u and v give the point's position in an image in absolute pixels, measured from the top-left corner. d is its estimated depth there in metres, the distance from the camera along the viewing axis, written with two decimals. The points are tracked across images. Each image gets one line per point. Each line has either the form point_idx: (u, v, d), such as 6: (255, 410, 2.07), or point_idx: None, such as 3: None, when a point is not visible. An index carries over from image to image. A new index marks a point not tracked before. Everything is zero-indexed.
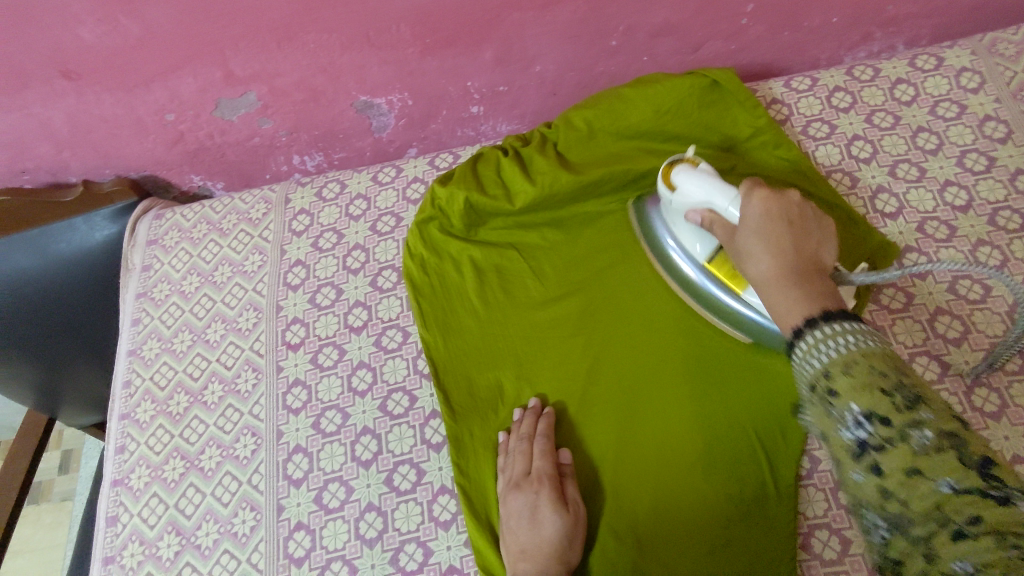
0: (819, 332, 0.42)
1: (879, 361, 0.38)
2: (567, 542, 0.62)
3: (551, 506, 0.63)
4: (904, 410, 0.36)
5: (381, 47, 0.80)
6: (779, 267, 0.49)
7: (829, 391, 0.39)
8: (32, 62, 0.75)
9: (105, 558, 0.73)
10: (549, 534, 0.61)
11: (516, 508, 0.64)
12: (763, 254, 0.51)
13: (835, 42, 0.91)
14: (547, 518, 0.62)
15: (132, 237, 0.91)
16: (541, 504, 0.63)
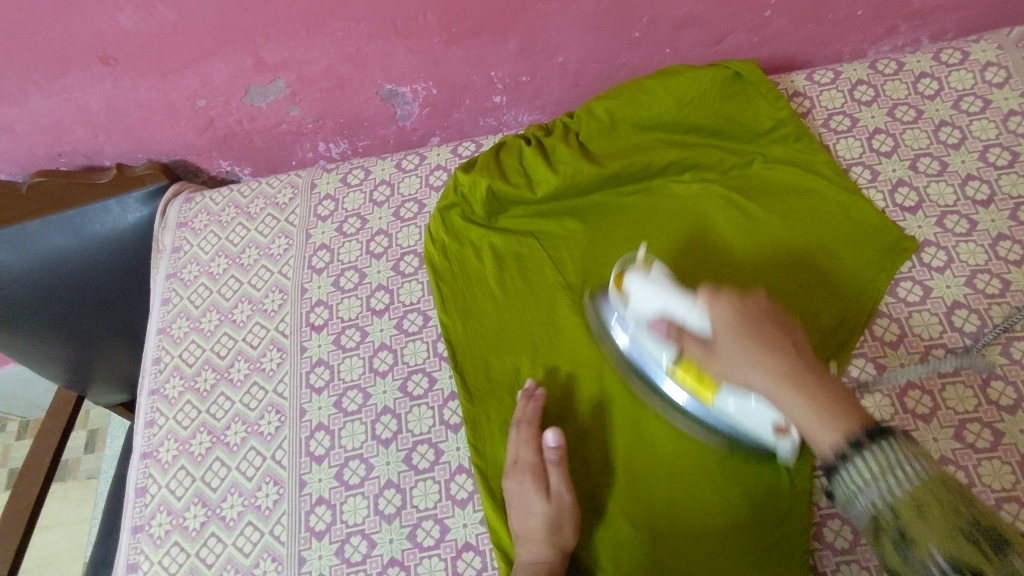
0: (869, 460, 0.43)
1: (939, 492, 0.41)
2: (560, 524, 0.63)
3: (538, 492, 0.64)
4: (984, 543, 0.39)
5: (408, 36, 0.82)
6: (776, 377, 0.47)
7: (905, 540, 0.41)
8: (72, 47, 0.78)
9: (134, 527, 0.75)
10: (542, 519, 0.63)
11: (512, 496, 0.65)
12: (754, 367, 0.48)
13: (859, 36, 0.90)
14: (537, 503, 0.63)
15: (163, 219, 0.94)
16: (528, 491, 0.64)
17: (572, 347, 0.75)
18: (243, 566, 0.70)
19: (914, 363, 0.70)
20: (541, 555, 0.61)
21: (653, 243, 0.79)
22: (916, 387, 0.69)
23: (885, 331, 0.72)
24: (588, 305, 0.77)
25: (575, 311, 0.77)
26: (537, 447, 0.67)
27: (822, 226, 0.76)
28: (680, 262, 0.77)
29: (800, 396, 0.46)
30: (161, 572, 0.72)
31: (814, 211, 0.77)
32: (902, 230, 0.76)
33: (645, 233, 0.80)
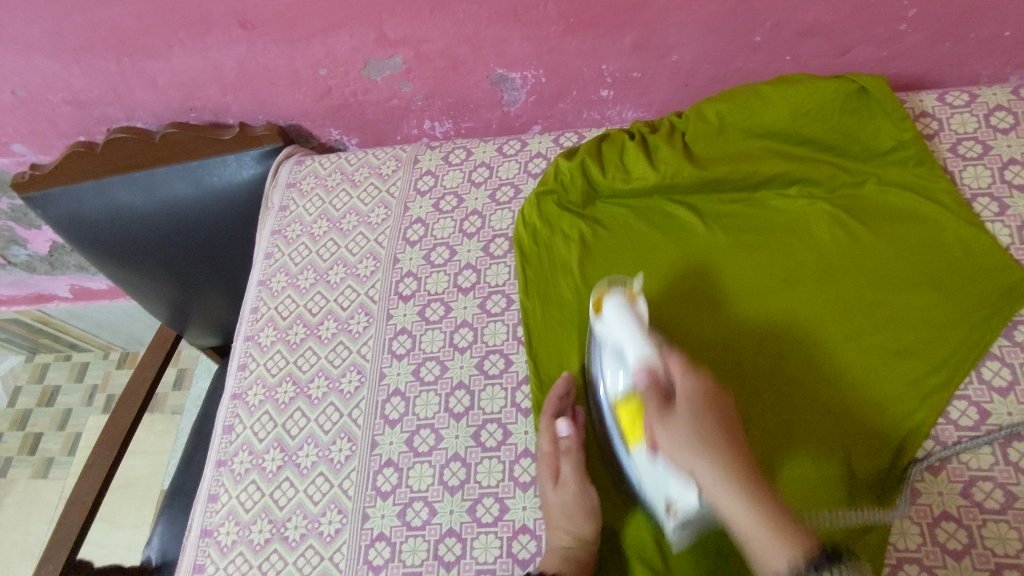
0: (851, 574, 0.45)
1: None
2: (575, 515, 0.64)
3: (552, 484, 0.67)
4: None
5: (526, 23, 0.83)
6: (726, 472, 0.52)
7: None
8: (217, 10, 0.84)
9: (218, 460, 0.80)
10: (558, 507, 0.65)
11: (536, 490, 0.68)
12: (704, 463, 0.53)
13: (1002, 58, 0.84)
14: (552, 493, 0.66)
15: (275, 178, 1.00)
16: (543, 482, 0.67)
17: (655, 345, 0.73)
18: (311, 513, 0.74)
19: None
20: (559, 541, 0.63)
21: (748, 251, 0.77)
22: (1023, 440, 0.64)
23: (995, 375, 0.67)
24: (674, 307, 0.75)
25: (659, 311, 0.75)
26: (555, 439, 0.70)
27: (937, 259, 0.72)
28: (774, 277, 0.75)
29: (744, 492, 0.51)
30: (237, 507, 0.76)
31: (929, 242, 0.73)
32: None
33: (740, 243, 0.78)
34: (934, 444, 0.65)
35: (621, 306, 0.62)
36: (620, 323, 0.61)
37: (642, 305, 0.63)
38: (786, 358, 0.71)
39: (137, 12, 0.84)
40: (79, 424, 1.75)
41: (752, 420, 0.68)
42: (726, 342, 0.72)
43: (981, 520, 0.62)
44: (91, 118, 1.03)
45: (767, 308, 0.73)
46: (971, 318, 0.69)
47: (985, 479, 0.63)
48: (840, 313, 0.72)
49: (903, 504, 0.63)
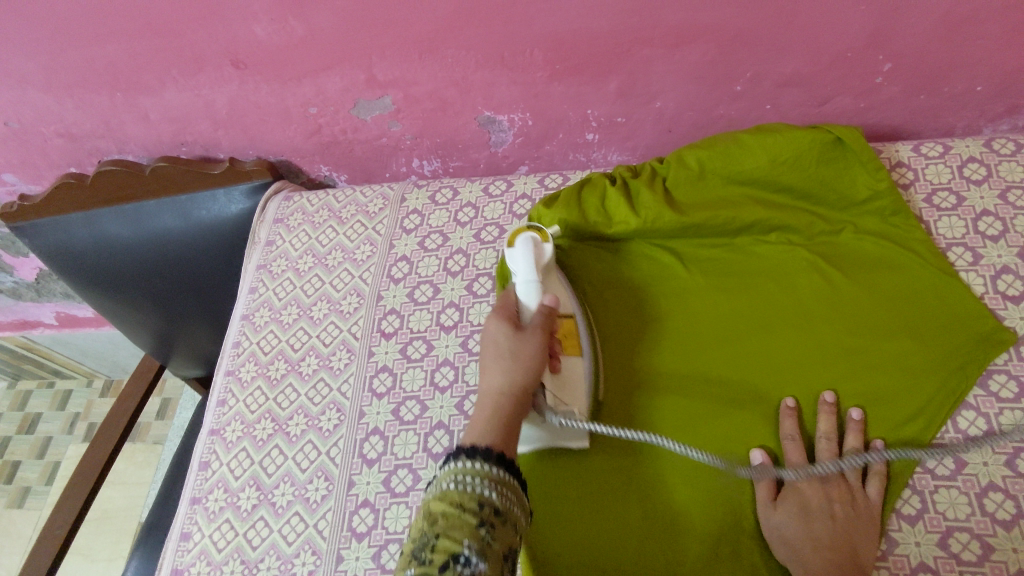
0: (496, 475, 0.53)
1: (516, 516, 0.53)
2: (522, 368, 0.60)
3: (512, 329, 0.63)
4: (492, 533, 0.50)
5: (513, 68, 0.85)
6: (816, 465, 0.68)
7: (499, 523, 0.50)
8: (210, 49, 0.86)
9: (192, 498, 0.79)
10: (508, 355, 0.61)
11: (488, 335, 0.64)
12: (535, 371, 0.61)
13: (975, 112, 0.87)
14: (504, 336, 0.62)
15: (262, 213, 1.00)
16: (491, 356, 0.62)
17: (628, 388, 0.74)
18: (285, 554, 0.73)
19: (1000, 464, 0.66)
20: (496, 386, 0.59)
21: (729, 297, 0.78)
22: (998, 490, 0.65)
23: (971, 425, 0.68)
24: (653, 349, 0.76)
25: (639, 352, 0.76)
26: (508, 307, 0.67)
27: (911, 306, 0.73)
28: (751, 323, 0.76)
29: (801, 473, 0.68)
30: (210, 546, 0.75)
31: (906, 289, 0.74)
32: (1000, 321, 0.72)
33: (719, 288, 0.78)
34: (911, 492, 0.66)
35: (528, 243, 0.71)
36: (523, 253, 0.69)
37: (548, 250, 0.72)
38: (762, 402, 0.72)
39: (131, 49, 0.86)
40: (58, 452, 1.72)
41: (730, 466, 0.70)
42: (703, 388, 0.73)
43: (957, 573, 0.62)
44: (82, 151, 1.04)
45: (745, 353, 0.74)
46: (948, 365, 0.69)
47: (963, 531, 0.64)
48: (815, 360, 0.73)
49: (880, 555, 0.64)
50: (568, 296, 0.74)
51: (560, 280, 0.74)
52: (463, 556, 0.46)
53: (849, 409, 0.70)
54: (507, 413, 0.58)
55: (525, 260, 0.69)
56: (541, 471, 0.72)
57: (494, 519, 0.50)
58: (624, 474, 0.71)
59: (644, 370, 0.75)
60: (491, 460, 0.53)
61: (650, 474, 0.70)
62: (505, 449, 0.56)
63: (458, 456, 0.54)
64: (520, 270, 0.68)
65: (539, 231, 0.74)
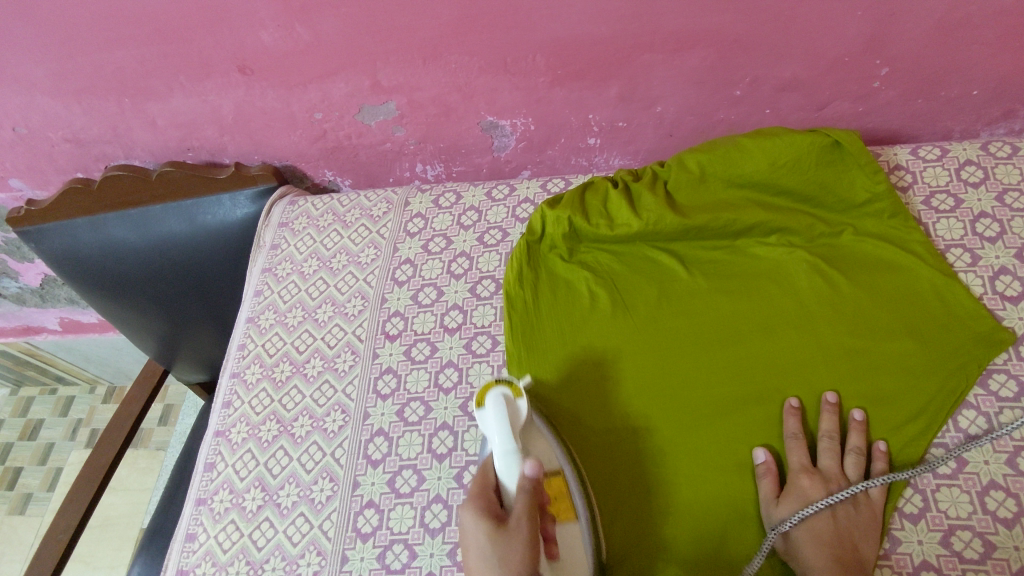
0: None
1: None
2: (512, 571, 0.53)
3: (493, 527, 0.56)
4: None
5: (516, 74, 0.86)
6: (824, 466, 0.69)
7: None
8: (217, 55, 0.87)
9: (198, 499, 0.80)
10: (493, 561, 0.54)
11: (467, 530, 0.57)
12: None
13: (972, 115, 0.88)
14: (485, 535, 0.55)
15: (267, 217, 1.01)
16: (473, 563, 0.55)
17: (629, 390, 0.75)
18: (290, 554, 0.73)
19: (1000, 462, 0.66)
20: None
21: (731, 298, 0.78)
22: (999, 489, 0.65)
23: (971, 423, 0.69)
24: (655, 351, 0.77)
25: (641, 354, 0.77)
26: (488, 490, 0.61)
27: (911, 307, 0.73)
28: (752, 324, 0.76)
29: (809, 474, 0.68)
30: (215, 547, 0.76)
31: (905, 291, 0.74)
32: (998, 321, 0.72)
33: (721, 291, 0.79)
34: (913, 491, 0.67)
35: (502, 406, 0.64)
36: (496, 421, 0.64)
37: (523, 406, 0.65)
38: (764, 402, 0.73)
39: (139, 55, 0.87)
40: (60, 459, 1.73)
41: (731, 464, 0.71)
42: (705, 389, 0.74)
43: (960, 571, 0.63)
44: (89, 156, 1.05)
45: (747, 354, 0.75)
46: (948, 366, 0.70)
47: (965, 529, 0.64)
48: (816, 361, 0.73)
49: (884, 553, 0.65)
50: (554, 452, 0.68)
51: (540, 433, 0.68)
52: None
53: (851, 411, 0.70)
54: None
55: (499, 427, 0.63)
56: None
57: None
58: (626, 474, 0.71)
59: (644, 371, 0.76)
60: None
61: (650, 471, 0.71)
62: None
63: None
64: (496, 438, 0.63)
65: (511, 384, 0.67)
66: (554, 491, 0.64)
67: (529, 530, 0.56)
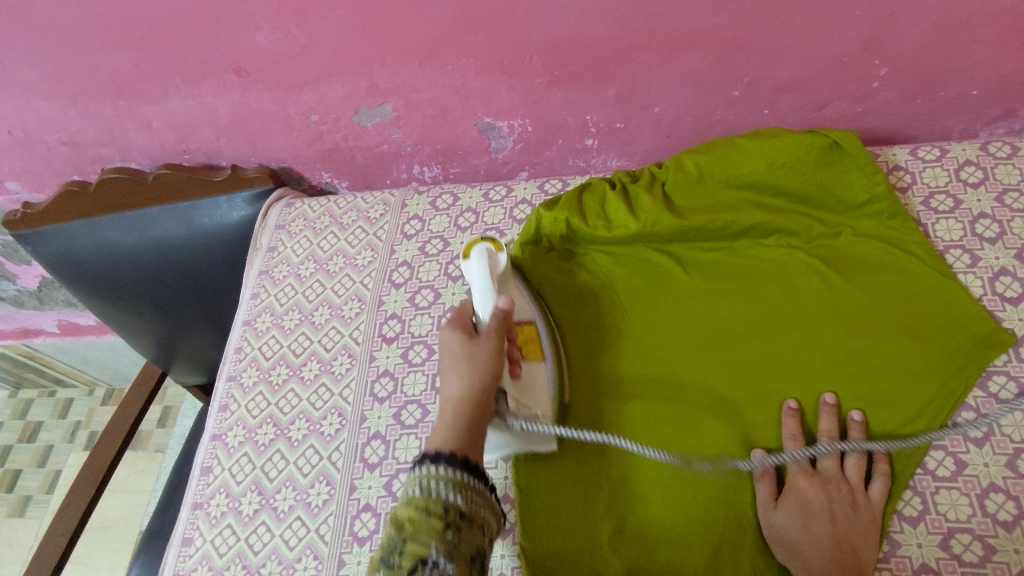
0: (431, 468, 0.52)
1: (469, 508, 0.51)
2: (478, 371, 0.61)
3: (466, 338, 0.63)
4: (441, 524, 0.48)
5: (513, 75, 0.86)
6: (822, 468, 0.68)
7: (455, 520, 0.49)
8: (213, 57, 0.86)
9: (194, 503, 0.79)
10: (463, 362, 0.61)
11: (443, 346, 0.65)
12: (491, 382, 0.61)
13: (971, 115, 0.87)
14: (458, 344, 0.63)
15: (264, 220, 1.01)
16: (447, 369, 0.62)
17: (627, 390, 0.75)
18: (286, 558, 0.73)
19: (1000, 465, 0.66)
20: (454, 394, 0.60)
21: (728, 299, 0.78)
22: (999, 491, 0.65)
23: (970, 426, 0.68)
24: (652, 352, 0.76)
25: (639, 354, 0.77)
26: (464, 316, 0.67)
27: (910, 308, 0.73)
28: (750, 325, 0.76)
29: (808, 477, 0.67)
30: (212, 551, 0.75)
31: (905, 292, 0.74)
32: (998, 323, 0.72)
33: (719, 292, 0.79)
34: (912, 494, 0.66)
35: (483, 255, 0.70)
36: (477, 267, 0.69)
37: (501, 258, 0.72)
38: (761, 404, 0.72)
39: (135, 58, 0.87)
40: (59, 461, 1.72)
41: (730, 467, 0.70)
42: (704, 390, 0.73)
43: (959, 574, 0.62)
44: (85, 159, 1.04)
45: (744, 355, 0.75)
46: (948, 367, 0.70)
47: (964, 532, 0.64)
48: (814, 362, 0.73)
49: (883, 556, 0.64)
50: (525, 304, 0.76)
51: (516, 286, 0.76)
52: (432, 561, 0.46)
53: (850, 412, 0.70)
54: (468, 414, 0.58)
55: (480, 272, 0.69)
56: (530, 479, 0.71)
57: (460, 522, 0.49)
58: (624, 477, 0.71)
59: (641, 372, 0.76)
60: (458, 464, 0.52)
61: (648, 473, 0.71)
62: (469, 451, 0.55)
63: (422, 461, 0.53)
64: (476, 280, 0.68)
65: (494, 242, 0.73)
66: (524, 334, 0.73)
67: (498, 343, 0.63)
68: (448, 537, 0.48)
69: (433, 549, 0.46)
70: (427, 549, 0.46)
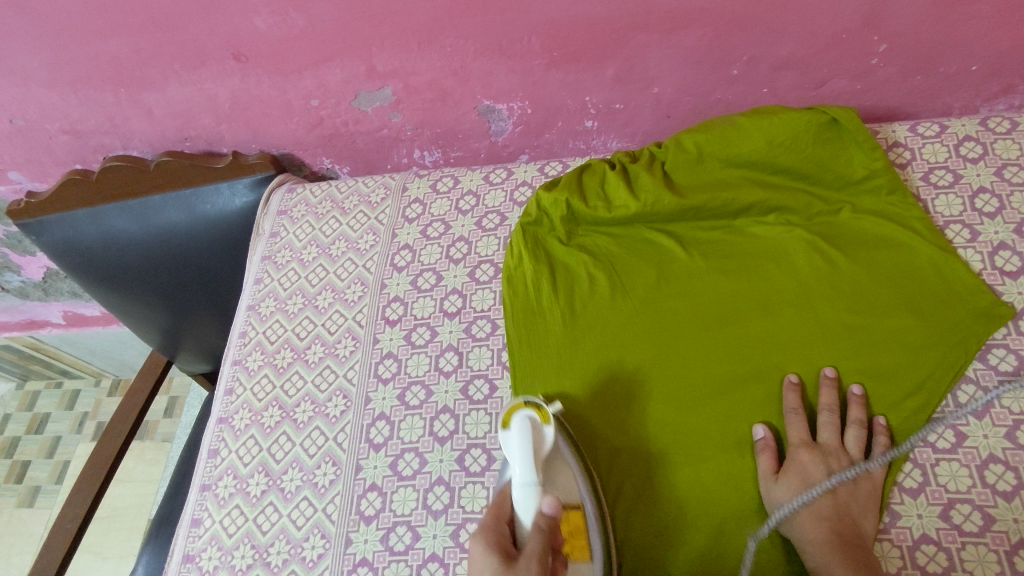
0: None
1: None
2: None
3: (501, 560, 0.53)
4: None
5: (511, 56, 0.86)
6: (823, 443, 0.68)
7: None
8: (211, 43, 0.87)
9: (202, 485, 0.80)
10: None
11: (475, 559, 0.55)
12: None
13: (971, 91, 0.87)
14: (492, 569, 0.53)
15: (266, 205, 1.02)
16: None
17: (629, 369, 0.75)
18: (294, 538, 0.74)
19: (1000, 436, 0.67)
20: None
21: (729, 277, 0.78)
22: (998, 462, 0.65)
23: (970, 399, 0.69)
24: (654, 331, 0.77)
25: (641, 334, 0.77)
26: (502, 520, 0.59)
27: (909, 283, 0.73)
28: (751, 303, 0.76)
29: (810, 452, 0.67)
30: (220, 531, 0.76)
31: (904, 267, 0.74)
32: (997, 296, 0.72)
33: (720, 270, 0.79)
34: (912, 465, 0.67)
35: (525, 435, 0.64)
36: (521, 449, 0.63)
37: (548, 432, 0.65)
38: (762, 379, 0.73)
39: (134, 44, 0.87)
40: (67, 452, 1.74)
41: (730, 442, 0.71)
42: (706, 367, 0.74)
43: (959, 543, 0.63)
44: (87, 147, 1.05)
45: (746, 333, 0.75)
46: (948, 341, 0.70)
47: (964, 502, 0.64)
48: (814, 338, 0.73)
49: (883, 527, 0.65)
50: (576, 486, 0.66)
51: (566, 465, 0.66)
52: None
53: (849, 386, 0.71)
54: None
55: (524, 456, 0.62)
56: None
57: None
58: (629, 454, 0.72)
59: (643, 351, 0.76)
60: None
61: (647, 448, 0.71)
62: None
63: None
64: (518, 467, 0.62)
65: (540, 408, 0.67)
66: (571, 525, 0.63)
67: (542, 560, 0.54)
68: None
69: None
70: None
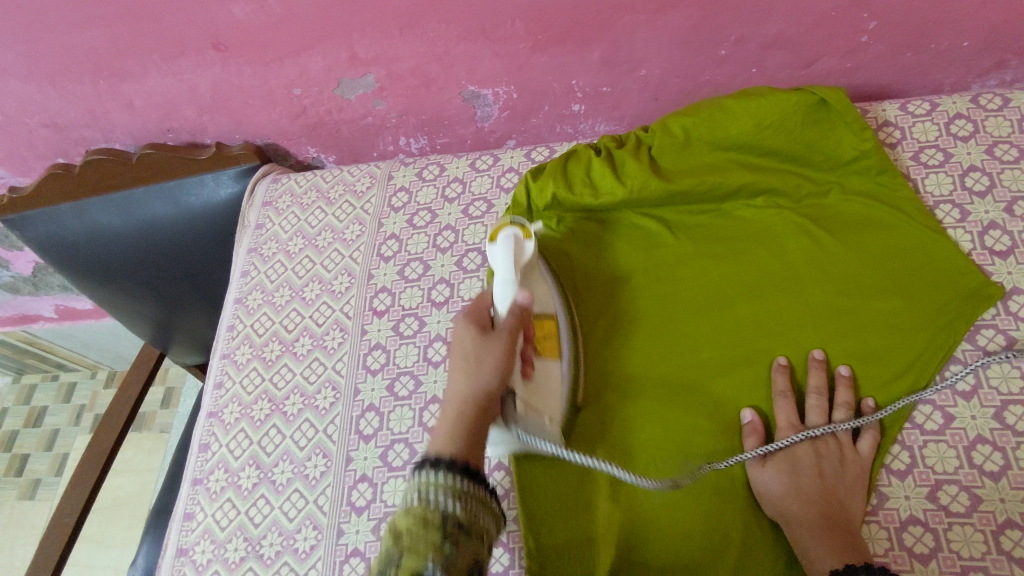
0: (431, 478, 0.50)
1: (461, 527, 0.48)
2: (485, 370, 0.59)
3: (477, 332, 0.62)
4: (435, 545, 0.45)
5: (494, 40, 0.84)
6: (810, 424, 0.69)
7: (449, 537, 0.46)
8: (189, 32, 0.85)
9: (194, 479, 0.80)
10: (471, 358, 0.60)
11: (456, 335, 0.64)
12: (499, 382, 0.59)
13: (963, 67, 0.86)
14: (470, 341, 0.61)
15: (251, 197, 1.00)
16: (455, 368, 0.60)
17: (618, 357, 0.75)
18: (287, 529, 0.74)
19: (988, 417, 0.66)
20: (459, 392, 0.58)
21: (717, 262, 0.78)
22: (986, 443, 0.65)
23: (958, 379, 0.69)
24: (642, 317, 0.76)
25: (629, 320, 0.76)
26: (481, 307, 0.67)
27: (899, 264, 0.73)
28: (739, 287, 0.76)
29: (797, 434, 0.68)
30: (213, 525, 0.77)
31: (894, 248, 0.74)
32: (987, 276, 0.72)
33: (707, 255, 0.78)
34: (900, 448, 0.67)
35: (508, 243, 0.70)
36: (502, 255, 0.69)
37: (529, 245, 0.71)
38: (750, 364, 0.73)
39: (110, 36, 0.85)
40: (66, 444, 1.74)
41: (719, 427, 0.71)
42: (694, 352, 0.74)
43: (946, 524, 0.63)
44: (69, 141, 1.03)
45: (734, 317, 0.75)
46: (937, 322, 0.70)
47: (951, 483, 0.65)
48: (801, 320, 0.73)
49: (871, 510, 0.65)
50: (551, 296, 0.74)
51: (543, 277, 0.75)
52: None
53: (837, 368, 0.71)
54: (470, 417, 0.56)
55: (505, 260, 0.69)
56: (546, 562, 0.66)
57: (459, 533, 0.47)
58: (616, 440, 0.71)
59: (631, 337, 0.76)
60: (457, 470, 0.50)
61: (636, 435, 0.71)
62: (470, 458, 0.52)
63: (422, 468, 0.51)
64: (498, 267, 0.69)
65: (523, 228, 0.73)
66: (544, 328, 0.71)
67: (510, 340, 0.62)
68: (445, 551, 0.45)
69: (429, 562, 0.44)
70: (422, 563, 0.44)
